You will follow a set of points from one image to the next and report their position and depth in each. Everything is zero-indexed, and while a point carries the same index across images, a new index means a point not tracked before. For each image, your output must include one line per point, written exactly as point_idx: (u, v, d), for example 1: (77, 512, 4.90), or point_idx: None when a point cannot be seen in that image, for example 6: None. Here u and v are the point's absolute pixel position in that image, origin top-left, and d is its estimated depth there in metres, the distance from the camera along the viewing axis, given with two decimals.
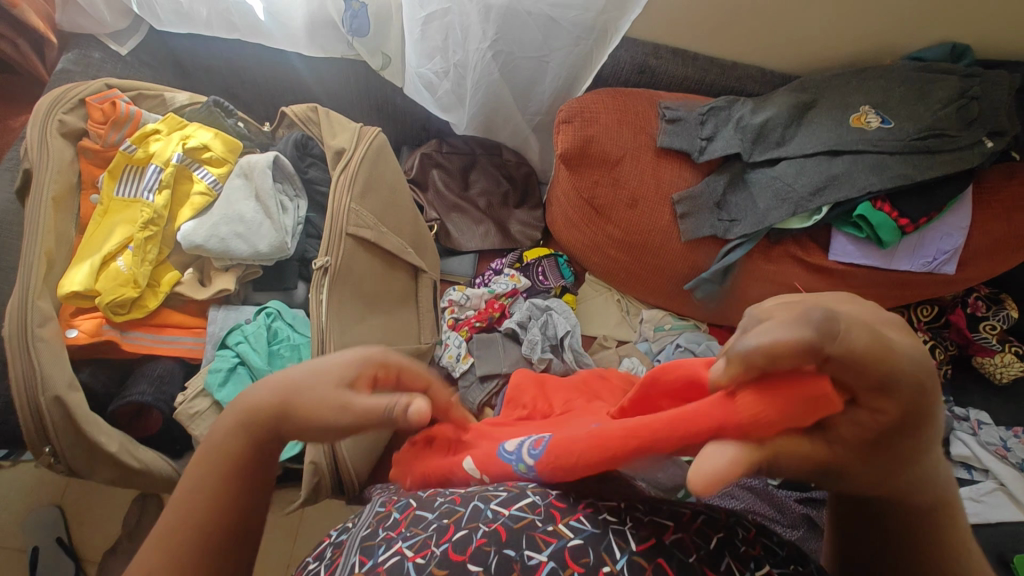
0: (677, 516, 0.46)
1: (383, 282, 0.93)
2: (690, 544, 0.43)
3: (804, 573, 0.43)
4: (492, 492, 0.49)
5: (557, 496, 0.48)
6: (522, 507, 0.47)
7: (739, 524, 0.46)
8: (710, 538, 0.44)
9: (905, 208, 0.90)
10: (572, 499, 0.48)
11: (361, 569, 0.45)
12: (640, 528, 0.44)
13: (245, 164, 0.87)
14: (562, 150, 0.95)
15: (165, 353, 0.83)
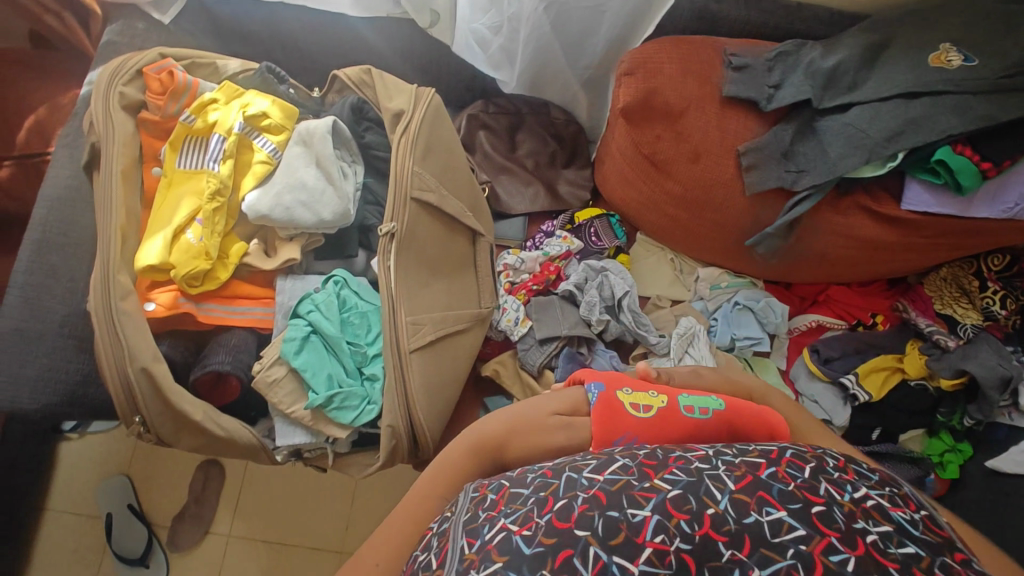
0: (763, 452, 0.44)
1: (444, 247, 0.92)
2: (784, 476, 0.41)
3: (902, 494, 0.41)
4: (581, 461, 0.46)
5: (646, 455, 0.45)
6: (615, 471, 0.44)
7: (825, 453, 0.44)
8: (802, 467, 0.42)
9: (986, 150, 0.86)
10: (661, 455, 0.45)
11: (471, 551, 0.42)
12: (733, 468, 0.42)
13: (304, 131, 0.86)
14: (623, 104, 0.91)
15: (238, 323, 0.84)
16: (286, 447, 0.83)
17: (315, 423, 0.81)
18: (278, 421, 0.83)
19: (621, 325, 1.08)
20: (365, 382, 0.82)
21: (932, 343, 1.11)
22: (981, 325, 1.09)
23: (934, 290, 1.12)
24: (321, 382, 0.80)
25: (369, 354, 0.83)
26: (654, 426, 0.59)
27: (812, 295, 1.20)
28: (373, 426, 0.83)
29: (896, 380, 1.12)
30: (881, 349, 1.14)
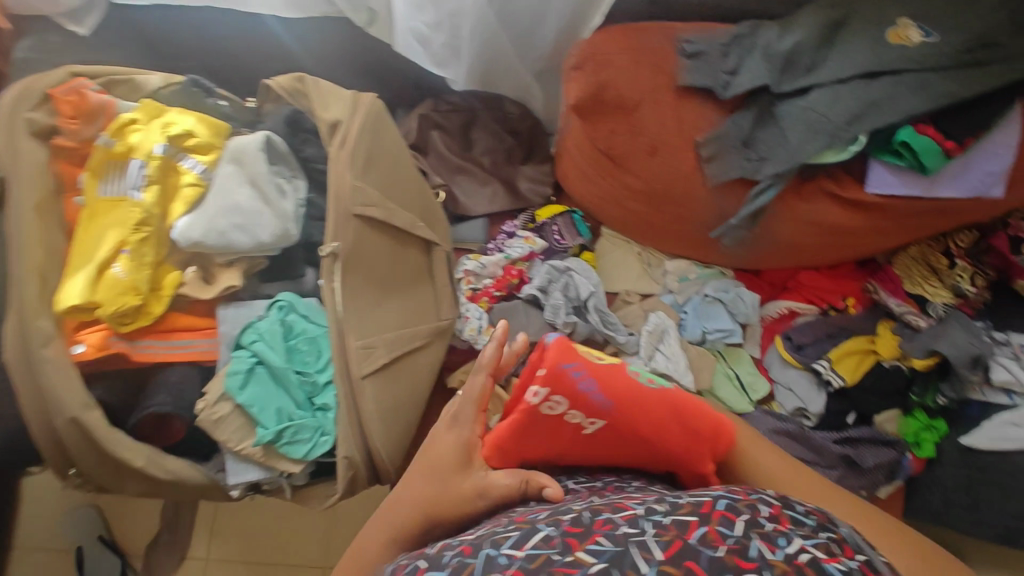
0: (694, 508, 0.44)
1: (395, 262, 0.88)
2: (716, 537, 0.41)
3: (834, 541, 0.42)
4: (501, 534, 0.45)
5: (570, 521, 0.45)
6: (534, 544, 0.43)
7: (760, 500, 0.44)
8: (733, 524, 0.42)
9: (950, 129, 0.83)
10: (586, 519, 0.45)
11: None
12: (662, 531, 0.41)
13: (234, 147, 0.80)
14: (574, 98, 0.88)
15: (179, 358, 0.79)
16: (240, 484, 0.80)
17: (267, 459, 0.78)
18: (229, 459, 0.79)
19: (588, 326, 1.04)
20: (316, 413, 0.79)
21: (904, 323, 1.10)
22: (951, 303, 1.07)
23: (903, 270, 1.09)
24: (270, 417, 0.76)
25: (319, 382, 0.79)
26: (610, 376, 0.57)
27: (782, 281, 1.18)
28: (329, 456, 0.80)
29: (869, 363, 1.11)
30: (854, 331, 1.13)
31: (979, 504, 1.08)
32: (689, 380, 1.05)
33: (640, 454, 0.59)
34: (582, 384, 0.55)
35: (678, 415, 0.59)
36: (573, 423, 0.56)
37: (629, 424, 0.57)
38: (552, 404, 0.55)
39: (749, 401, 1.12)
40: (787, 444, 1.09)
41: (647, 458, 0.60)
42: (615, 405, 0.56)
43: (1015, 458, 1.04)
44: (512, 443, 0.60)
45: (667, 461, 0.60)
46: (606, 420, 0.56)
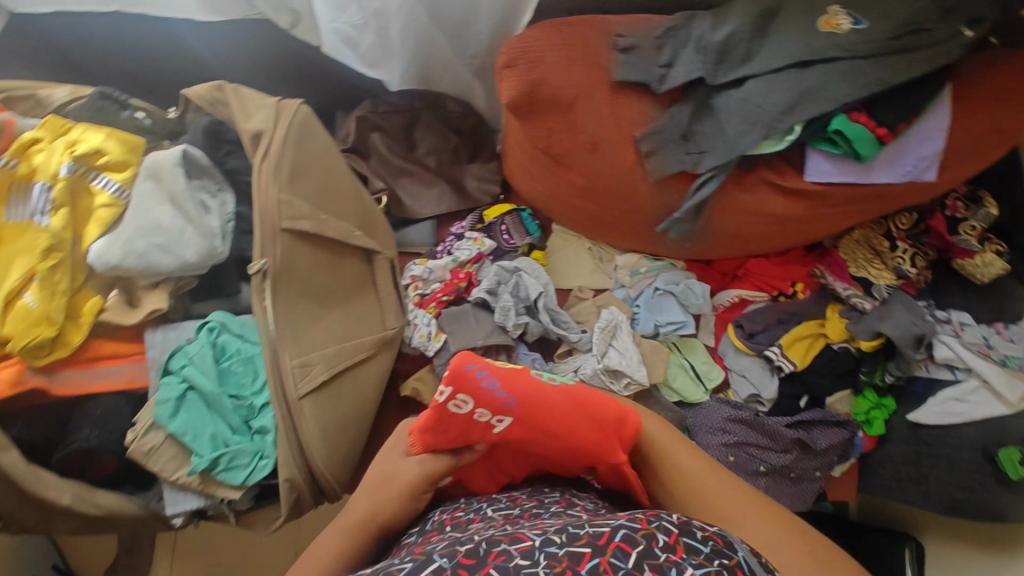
0: (592, 540, 0.47)
1: (334, 274, 0.85)
2: (607, 567, 0.45)
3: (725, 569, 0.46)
4: (396, 566, 0.47)
5: (466, 552, 0.47)
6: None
7: (656, 528, 0.48)
8: (625, 555, 0.46)
9: (881, 115, 0.83)
10: (481, 550, 0.47)
11: None
12: (555, 564, 0.45)
13: (151, 163, 0.75)
14: (508, 99, 0.85)
15: (104, 388, 0.76)
16: (180, 514, 0.77)
17: (206, 487, 0.75)
18: (166, 489, 0.76)
19: (540, 326, 1.04)
20: (254, 437, 0.77)
21: (851, 306, 1.11)
22: (894, 284, 1.08)
23: (848, 253, 1.10)
24: (206, 444, 0.74)
25: (255, 406, 0.77)
26: (512, 374, 0.59)
27: (732, 270, 1.18)
28: (272, 478, 0.78)
29: (820, 345, 1.13)
30: (804, 316, 1.14)
31: (927, 478, 1.10)
32: (642, 374, 1.04)
33: (551, 448, 0.61)
34: (486, 384, 0.57)
35: (581, 407, 0.61)
36: (481, 420, 0.59)
37: (535, 419, 0.59)
38: (460, 404, 0.57)
39: (703, 391, 1.13)
40: (742, 432, 1.10)
41: (560, 451, 0.62)
42: (519, 401, 0.58)
43: (958, 432, 1.07)
44: (431, 440, 0.61)
45: (579, 456, 0.62)
46: (513, 415, 0.59)
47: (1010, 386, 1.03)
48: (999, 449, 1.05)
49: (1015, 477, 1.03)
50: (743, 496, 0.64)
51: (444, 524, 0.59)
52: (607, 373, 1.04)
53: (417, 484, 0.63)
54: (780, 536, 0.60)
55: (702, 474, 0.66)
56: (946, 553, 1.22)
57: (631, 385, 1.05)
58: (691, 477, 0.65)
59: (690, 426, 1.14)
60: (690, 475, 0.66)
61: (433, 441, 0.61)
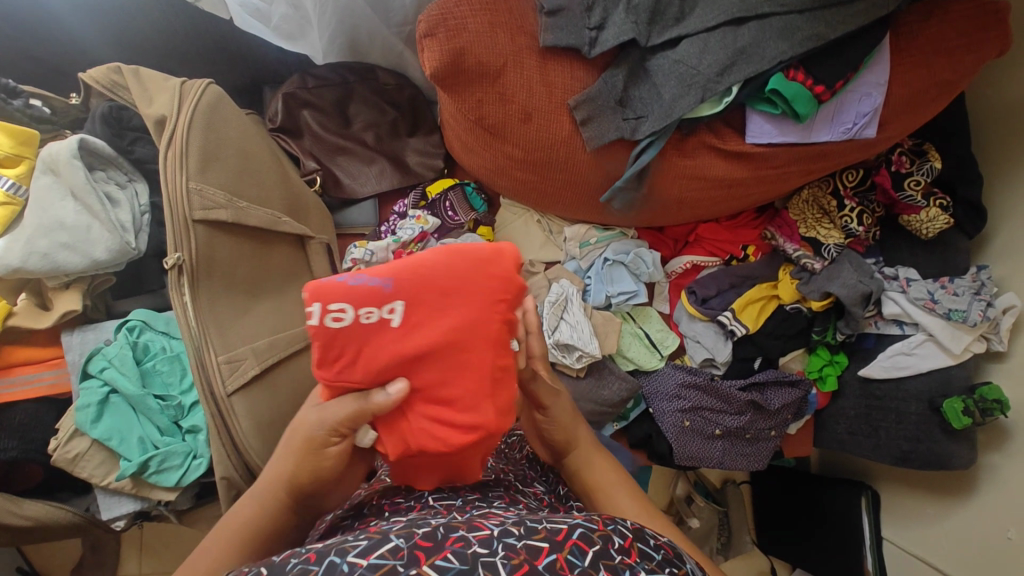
0: (549, 535, 0.45)
1: (262, 264, 0.81)
2: (564, 564, 0.43)
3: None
4: (350, 541, 0.44)
5: (424, 534, 0.45)
6: (382, 554, 0.42)
7: (613, 531, 0.47)
8: (584, 553, 0.44)
9: (819, 72, 0.81)
10: (440, 534, 0.45)
11: None
12: (512, 556, 0.43)
13: (46, 156, 0.70)
14: (432, 71, 0.80)
15: (20, 396, 0.73)
16: (118, 519, 0.75)
17: (140, 490, 0.73)
18: (98, 494, 0.74)
19: None
20: (186, 437, 0.74)
21: (801, 267, 1.10)
22: (843, 243, 1.07)
23: (798, 214, 1.09)
24: (134, 448, 0.71)
25: (184, 405, 0.74)
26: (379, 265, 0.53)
27: (684, 237, 1.16)
28: (209, 476, 0.76)
29: (772, 307, 1.12)
30: (756, 279, 1.14)
31: (878, 431, 1.12)
32: (594, 347, 1.02)
33: (474, 334, 0.53)
34: (348, 282, 0.50)
35: (468, 260, 0.52)
36: (375, 323, 0.51)
37: (423, 294, 0.51)
38: (337, 314, 0.50)
39: (658, 358, 1.12)
40: (697, 397, 1.10)
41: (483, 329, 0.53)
42: (394, 277, 0.51)
43: (907, 385, 1.09)
44: (344, 382, 0.53)
45: (502, 313, 0.54)
46: (401, 296, 0.51)
47: (955, 339, 1.04)
48: (943, 399, 1.05)
49: (958, 426, 1.02)
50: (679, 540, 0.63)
51: (383, 510, 0.59)
52: (559, 347, 1.03)
53: (316, 441, 0.57)
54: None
55: (646, 517, 0.64)
56: (899, 501, 1.26)
57: (583, 358, 1.03)
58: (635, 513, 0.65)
59: (646, 394, 1.14)
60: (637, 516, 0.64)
61: (346, 378, 0.53)
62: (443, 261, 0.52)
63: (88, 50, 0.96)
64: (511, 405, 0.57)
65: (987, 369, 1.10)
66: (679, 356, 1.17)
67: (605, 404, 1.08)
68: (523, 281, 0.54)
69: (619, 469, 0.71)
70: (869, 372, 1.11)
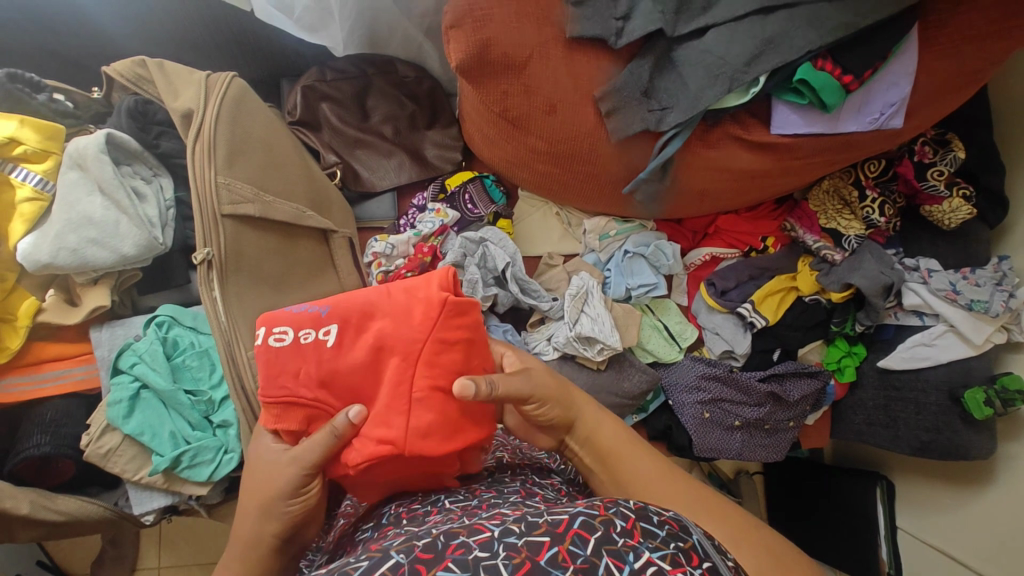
0: (550, 528, 0.45)
1: (288, 258, 0.81)
2: (567, 556, 0.43)
3: (682, 547, 0.45)
4: (352, 563, 0.43)
5: (424, 546, 0.44)
6: (385, 572, 0.42)
7: (615, 514, 0.47)
8: (585, 542, 0.44)
9: (848, 62, 0.80)
10: (440, 544, 0.44)
11: None
12: (514, 555, 0.42)
13: (74, 151, 0.70)
14: (457, 63, 0.79)
15: (51, 392, 0.73)
16: (149, 513, 0.75)
17: (171, 485, 0.73)
18: (130, 489, 0.74)
19: (510, 295, 1.03)
20: (217, 432, 0.74)
21: (821, 258, 1.10)
22: (864, 234, 1.07)
23: (818, 205, 1.09)
24: (166, 443, 0.71)
25: (215, 400, 0.74)
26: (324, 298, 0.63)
27: (703, 228, 1.16)
28: (238, 471, 0.76)
29: (791, 299, 1.12)
30: (776, 271, 1.13)
31: (896, 422, 1.12)
32: (616, 340, 1.01)
33: (395, 349, 0.59)
34: (294, 311, 0.60)
35: (397, 289, 0.61)
36: (312, 343, 0.59)
37: (353, 318, 0.60)
38: (280, 335, 0.58)
39: (678, 350, 1.13)
40: (717, 388, 1.10)
41: (401, 340, 0.59)
42: (330, 306, 0.60)
43: (926, 375, 1.08)
44: (284, 396, 0.58)
45: (427, 326, 0.59)
46: (336, 320, 0.59)
47: (976, 329, 1.03)
48: (965, 390, 1.05)
49: (979, 417, 1.02)
50: (685, 489, 0.63)
51: (401, 518, 0.56)
52: (581, 340, 1.01)
53: (296, 481, 0.59)
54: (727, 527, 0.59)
55: (656, 475, 0.64)
56: (915, 490, 1.26)
57: (605, 350, 1.02)
58: (641, 478, 0.64)
59: (665, 386, 1.14)
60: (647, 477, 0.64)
61: (289, 394, 0.58)
62: (375, 293, 0.61)
63: (109, 43, 0.96)
64: (435, 421, 0.58)
65: (1007, 359, 1.09)
66: (698, 348, 1.17)
67: (625, 396, 1.07)
68: (439, 300, 0.59)
69: (619, 428, 0.71)
70: (887, 364, 1.11)
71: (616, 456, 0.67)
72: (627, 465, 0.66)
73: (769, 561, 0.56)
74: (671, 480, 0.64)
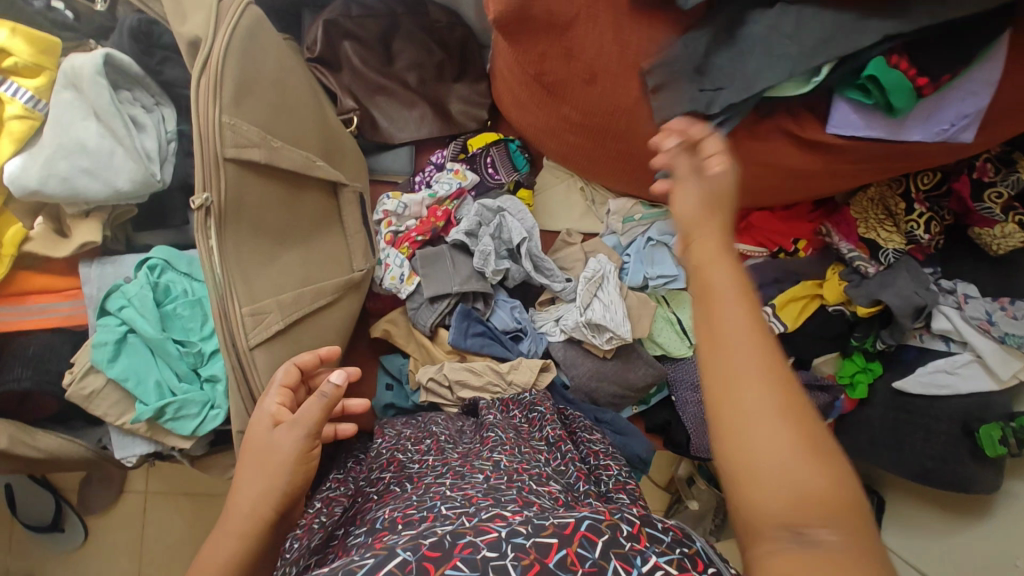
0: (558, 530, 0.44)
1: (292, 210, 0.76)
2: (575, 560, 0.42)
3: (687, 553, 0.45)
4: (357, 560, 0.42)
5: (431, 543, 0.43)
6: (391, 570, 0.40)
7: (621, 519, 0.46)
8: (593, 543, 0.43)
9: (925, 63, 0.71)
10: (447, 543, 0.43)
11: None
12: (522, 556, 0.42)
13: (70, 69, 0.65)
14: (495, 16, 0.70)
15: (34, 325, 0.70)
16: (131, 458, 0.73)
17: (154, 434, 0.70)
18: (113, 432, 0.71)
19: (522, 271, 0.97)
20: (204, 386, 0.70)
21: (853, 269, 1.04)
22: (902, 249, 1.01)
23: (860, 212, 1.02)
24: (150, 392, 0.68)
25: (204, 353, 0.70)
26: None
27: (733, 222, 1.10)
28: (225, 427, 0.73)
29: (813, 307, 1.07)
30: (801, 276, 1.08)
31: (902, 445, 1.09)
32: (627, 330, 0.95)
33: None
34: None
35: None
36: None
37: None
38: None
39: (689, 347, 1.07)
40: None
41: None
42: None
43: (942, 404, 1.04)
44: None
45: None
46: None
47: (1004, 364, 0.99)
48: (978, 424, 1.02)
49: (991, 454, 0.98)
50: (761, 369, 0.42)
51: (396, 523, 0.53)
52: (589, 326, 0.97)
53: (302, 445, 0.60)
54: (768, 401, 0.41)
55: (750, 342, 0.43)
56: (905, 512, 1.24)
57: (613, 340, 0.96)
58: (716, 315, 0.46)
59: (670, 382, 1.09)
60: (735, 331, 0.44)
61: None
62: None
63: None
64: None
65: None
66: None
67: (629, 389, 1.02)
68: None
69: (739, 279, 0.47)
70: (899, 386, 1.07)
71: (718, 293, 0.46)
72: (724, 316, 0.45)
73: (762, 459, 0.40)
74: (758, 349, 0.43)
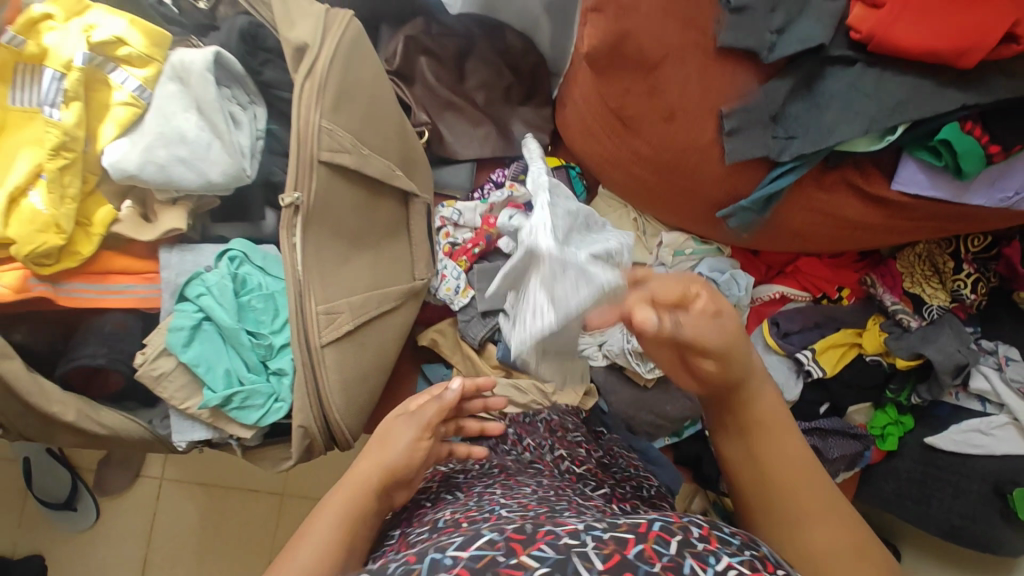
0: (631, 527, 0.39)
1: (369, 214, 0.77)
2: (652, 555, 0.36)
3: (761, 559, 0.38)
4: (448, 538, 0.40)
5: (514, 529, 0.40)
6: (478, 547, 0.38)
7: (689, 521, 0.40)
8: (669, 542, 0.37)
9: (998, 131, 0.74)
10: (530, 529, 0.40)
11: None
12: (602, 546, 0.37)
13: (179, 64, 0.67)
14: (588, 50, 0.76)
15: (111, 305, 0.71)
16: (185, 443, 0.73)
17: (216, 421, 0.71)
18: (174, 416, 0.72)
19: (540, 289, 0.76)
20: (270, 378, 0.72)
21: (894, 321, 1.05)
22: (946, 306, 1.03)
23: (906, 267, 1.05)
24: (219, 380, 0.69)
25: (274, 346, 0.72)
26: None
27: (779, 265, 1.12)
28: (286, 421, 0.74)
29: (852, 355, 1.07)
30: (843, 323, 1.08)
31: (930, 501, 1.08)
32: None
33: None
34: None
35: None
36: None
37: None
38: None
39: None
40: None
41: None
42: None
43: (975, 463, 1.04)
44: None
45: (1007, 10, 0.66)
46: None
47: None
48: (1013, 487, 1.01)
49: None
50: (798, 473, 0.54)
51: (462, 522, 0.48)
52: (635, 353, 0.97)
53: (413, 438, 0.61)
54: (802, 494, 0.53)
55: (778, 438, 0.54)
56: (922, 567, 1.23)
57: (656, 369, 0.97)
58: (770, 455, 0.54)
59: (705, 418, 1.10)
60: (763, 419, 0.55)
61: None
62: None
63: None
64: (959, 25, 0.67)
65: None
66: None
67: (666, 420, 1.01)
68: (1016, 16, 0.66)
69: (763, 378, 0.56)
70: (933, 440, 1.06)
71: (767, 425, 0.54)
72: (763, 444, 0.54)
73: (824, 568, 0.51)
74: (807, 477, 0.53)
